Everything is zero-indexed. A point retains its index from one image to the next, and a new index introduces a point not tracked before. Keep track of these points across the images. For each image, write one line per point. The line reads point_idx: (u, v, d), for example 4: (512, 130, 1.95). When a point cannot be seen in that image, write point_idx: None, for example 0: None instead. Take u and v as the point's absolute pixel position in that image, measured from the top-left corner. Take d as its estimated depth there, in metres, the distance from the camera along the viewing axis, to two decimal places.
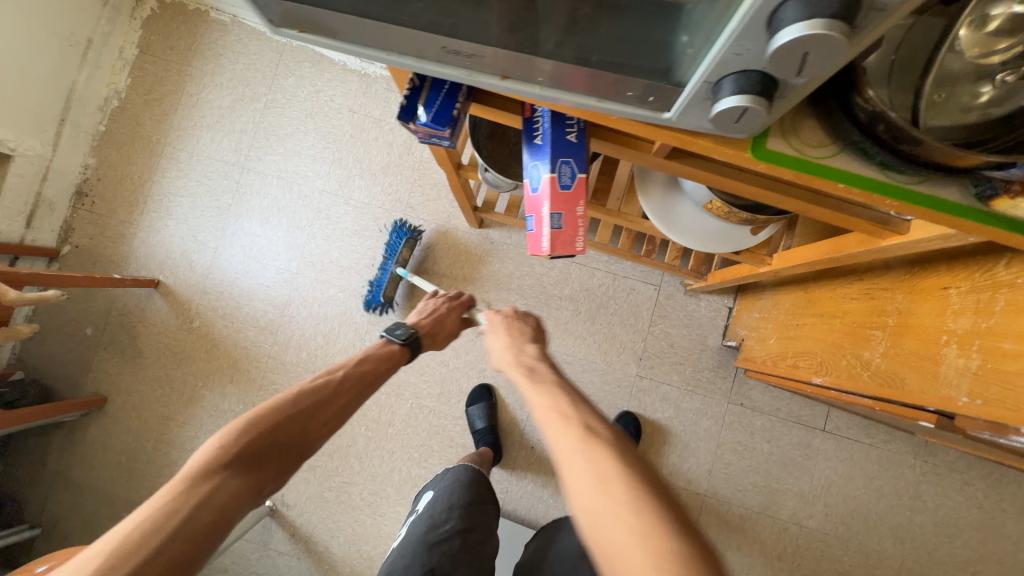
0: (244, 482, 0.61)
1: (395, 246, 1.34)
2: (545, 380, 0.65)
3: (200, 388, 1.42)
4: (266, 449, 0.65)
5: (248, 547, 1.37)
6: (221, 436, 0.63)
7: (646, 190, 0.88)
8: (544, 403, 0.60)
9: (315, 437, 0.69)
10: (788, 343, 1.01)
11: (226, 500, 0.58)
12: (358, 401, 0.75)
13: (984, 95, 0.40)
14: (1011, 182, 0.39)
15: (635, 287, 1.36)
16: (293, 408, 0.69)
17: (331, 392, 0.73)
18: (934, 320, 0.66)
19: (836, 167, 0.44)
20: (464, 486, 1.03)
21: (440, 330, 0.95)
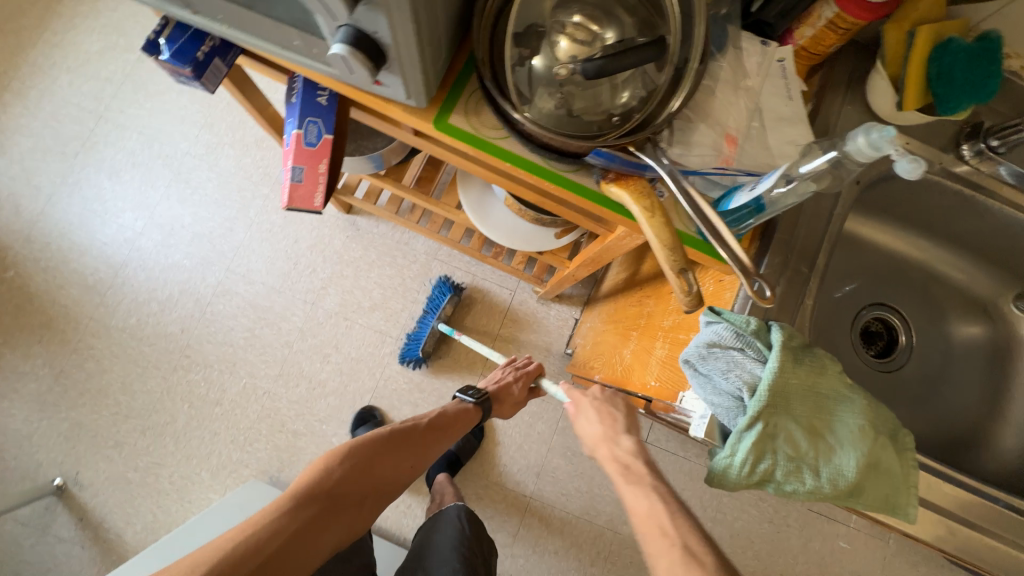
0: (332, 509, 0.77)
1: (438, 302, 1.34)
2: (636, 480, 0.66)
3: (1, 344, 1.27)
4: (358, 474, 0.81)
5: (22, 530, 1.21)
6: (334, 458, 0.80)
7: (465, 184, 0.95)
8: (640, 513, 0.62)
9: (403, 471, 0.88)
10: (595, 346, 1.11)
11: (321, 522, 0.75)
12: (438, 444, 0.93)
13: (623, 98, 0.47)
14: (605, 170, 0.49)
15: (492, 290, 1.41)
16: (385, 442, 0.85)
17: (420, 432, 0.90)
18: (658, 318, 0.76)
19: (505, 148, 0.51)
20: None
21: (506, 404, 1.03)
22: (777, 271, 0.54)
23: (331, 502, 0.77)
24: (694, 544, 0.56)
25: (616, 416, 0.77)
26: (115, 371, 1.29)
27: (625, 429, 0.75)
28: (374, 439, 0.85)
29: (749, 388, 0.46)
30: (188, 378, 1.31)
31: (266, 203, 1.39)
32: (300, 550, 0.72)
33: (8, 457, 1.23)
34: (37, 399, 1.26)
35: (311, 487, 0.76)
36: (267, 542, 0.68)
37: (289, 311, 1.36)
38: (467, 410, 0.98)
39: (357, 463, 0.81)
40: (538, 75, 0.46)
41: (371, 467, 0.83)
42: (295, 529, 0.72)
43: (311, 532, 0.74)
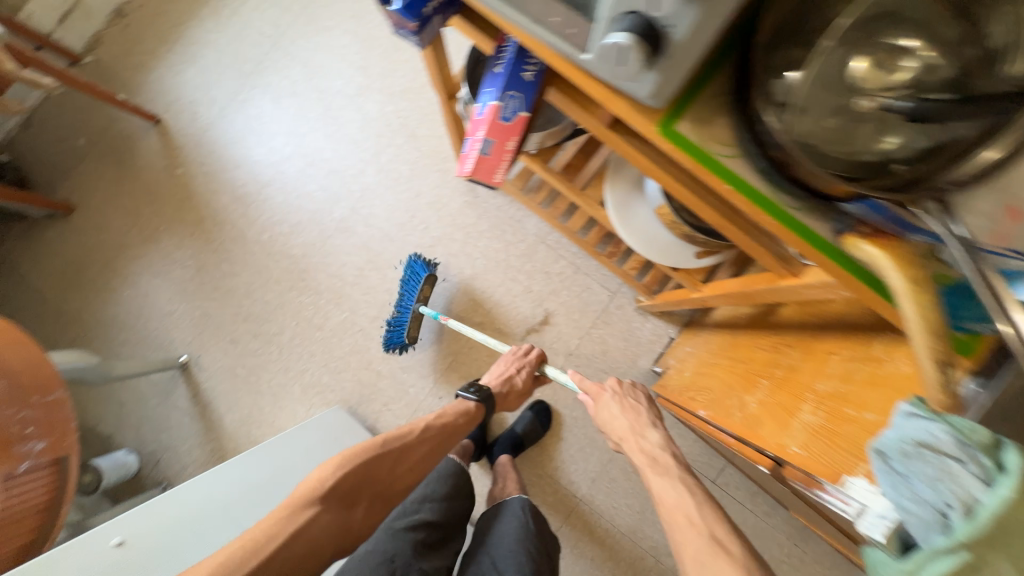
0: (332, 512, 0.83)
1: (414, 283, 1.30)
2: (665, 472, 0.77)
3: (160, 230, 1.46)
4: (356, 480, 0.87)
5: (150, 391, 1.42)
6: (330, 468, 0.85)
7: (614, 181, 0.90)
8: (669, 500, 0.72)
9: (403, 475, 0.94)
10: (698, 377, 1.04)
11: (323, 525, 0.81)
12: (433, 449, 0.98)
13: (887, 143, 0.41)
14: (859, 223, 0.44)
15: (591, 287, 1.38)
16: (380, 449, 0.90)
17: (414, 439, 0.95)
18: (808, 378, 0.68)
19: (731, 169, 0.46)
20: (441, 476, 1.01)
21: (513, 392, 1.10)
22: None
23: (328, 507, 0.83)
24: (718, 530, 0.65)
25: (638, 408, 0.92)
26: (243, 277, 1.44)
27: (651, 424, 0.88)
28: (369, 447, 0.90)
29: (961, 508, 0.39)
30: (300, 298, 1.42)
31: (398, 153, 1.44)
32: (302, 553, 0.78)
33: (151, 328, 1.44)
34: (180, 284, 1.45)
35: (302, 497, 0.82)
36: (267, 542, 0.75)
37: (396, 260, 1.42)
38: (466, 411, 1.04)
39: (354, 472, 0.87)
40: (806, 94, 0.41)
41: (368, 473, 0.88)
42: (297, 531, 0.78)
43: (314, 535, 0.80)
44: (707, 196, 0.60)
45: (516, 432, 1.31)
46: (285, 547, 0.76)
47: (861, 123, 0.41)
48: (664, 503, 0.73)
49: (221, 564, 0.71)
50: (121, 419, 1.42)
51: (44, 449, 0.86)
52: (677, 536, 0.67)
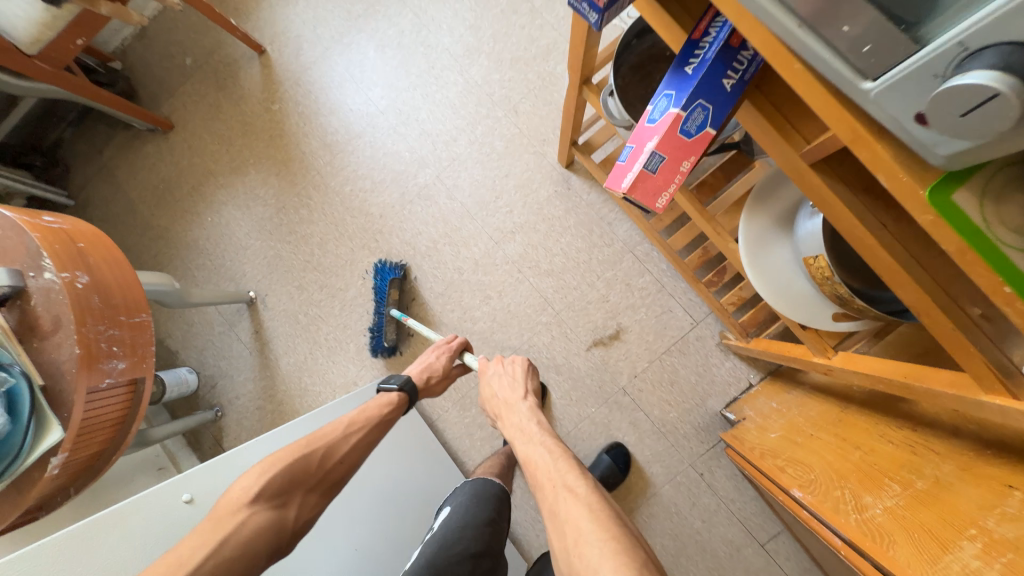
0: (267, 514, 0.79)
1: (382, 287, 1.32)
2: (538, 437, 0.87)
3: (248, 163, 1.46)
4: (285, 485, 0.82)
5: (217, 318, 1.47)
6: (251, 480, 0.80)
7: (754, 212, 0.78)
8: (535, 461, 0.82)
9: (334, 472, 0.88)
10: (788, 445, 0.92)
11: (257, 528, 0.77)
12: (366, 442, 0.94)
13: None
14: None
15: (674, 310, 1.26)
16: (304, 449, 0.86)
17: (339, 435, 0.91)
18: (971, 508, 0.56)
19: (1018, 265, 0.34)
20: (479, 503, 1.02)
21: (435, 378, 1.07)
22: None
23: (259, 513, 0.78)
24: (573, 482, 0.75)
25: (525, 391, 0.98)
26: (319, 227, 1.42)
27: (523, 397, 0.96)
28: (290, 451, 0.85)
29: None
30: (370, 259, 1.40)
31: (494, 126, 1.35)
32: (235, 558, 0.73)
33: (226, 258, 1.46)
34: (258, 221, 1.45)
35: (226, 506, 0.78)
36: (193, 555, 0.70)
37: (471, 240, 1.35)
38: (393, 403, 0.99)
39: (279, 475, 0.82)
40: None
41: (295, 477, 0.83)
42: (225, 537, 0.74)
43: (245, 542, 0.75)
44: (921, 274, 0.47)
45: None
46: (210, 559, 0.71)
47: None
48: (528, 461, 0.83)
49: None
50: (189, 339, 1.48)
51: (124, 369, 0.86)
52: (539, 492, 0.78)
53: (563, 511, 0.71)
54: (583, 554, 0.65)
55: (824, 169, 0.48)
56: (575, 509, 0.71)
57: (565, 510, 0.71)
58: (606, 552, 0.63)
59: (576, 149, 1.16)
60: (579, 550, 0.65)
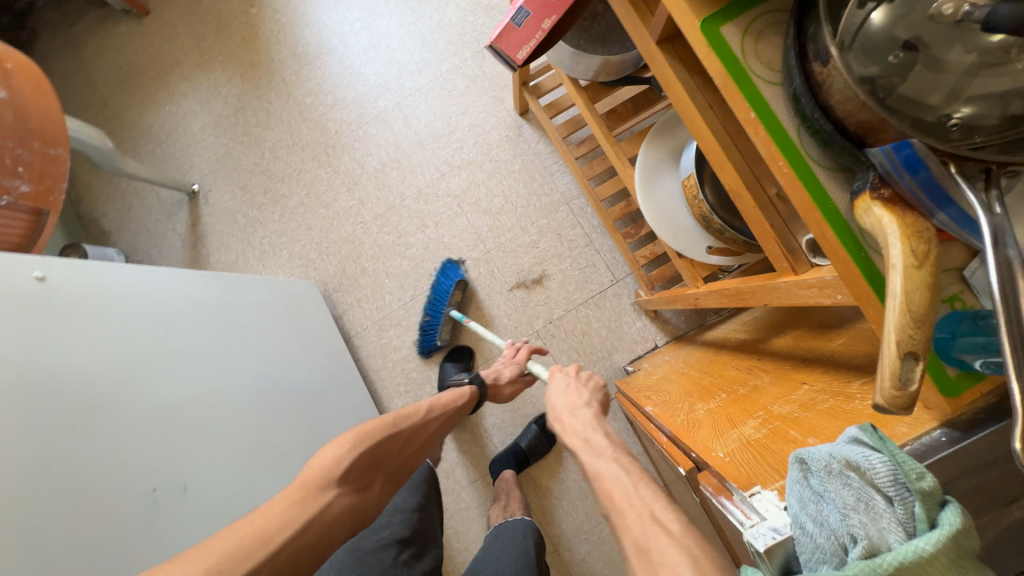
0: (350, 496, 0.73)
1: (443, 288, 1.29)
2: (599, 449, 0.68)
3: (216, 61, 1.48)
4: (371, 461, 0.79)
5: (156, 206, 1.46)
6: (342, 450, 0.76)
7: (654, 141, 0.83)
8: (607, 477, 0.61)
9: (409, 456, 0.87)
10: (662, 382, 0.97)
11: (339, 512, 0.71)
12: (436, 436, 0.93)
13: (957, 112, 0.34)
14: (884, 184, 0.34)
15: (597, 266, 1.31)
16: (392, 429, 0.83)
17: (421, 419, 0.90)
18: (768, 399, 0.61)
19: (763, 94, 0.39)
20: (411, 486, 0.97)
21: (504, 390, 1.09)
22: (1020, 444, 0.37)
23: (344, 494, 0.73)
24: (660, 510, 0.53)
25: (582, 396, 0.82)
26: (274, 133, 1.44)
27: (588, 403, 0.80)
28: (380, 424, 0.83)
29: (866, 547, 0.33)
30: (317, 171, 1.42)
31: (460, 66, 1.39)
32: (313, 541, 0.66)
33: (177, 148, 1.47)
34: (216, 118, 1.47)
35: (313, 479, 0.71)
36: (279, 533, 0.63)
37: (419, 168, 1.39)
38: (467, 395, 1.00)
39: (367, 453, 0.78)
40: (870, 32, 0.35)
41: (379, 455, 0.80)
42: (313, 515, 0.68)
43: (329, 524, 0.69)
44: (731, 151, 0.52)
45: (520, 446, 1.25)
46: (305, 532, 0.66)
47: (949, 46, 0.35)
48: (596, 476, 0.63)
49: (226, 554, 0.58)
50: (125, 222, 1.47)
51: (27, 194, 0.87)
52: (619, 521, 0.55)
53: (658, 550, 0.48)
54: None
55: (669, 49, 0.53)
56: (671, 553, 0.47)
57: (660, 548, 0.48)
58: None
59: (525, 90, 1.19)
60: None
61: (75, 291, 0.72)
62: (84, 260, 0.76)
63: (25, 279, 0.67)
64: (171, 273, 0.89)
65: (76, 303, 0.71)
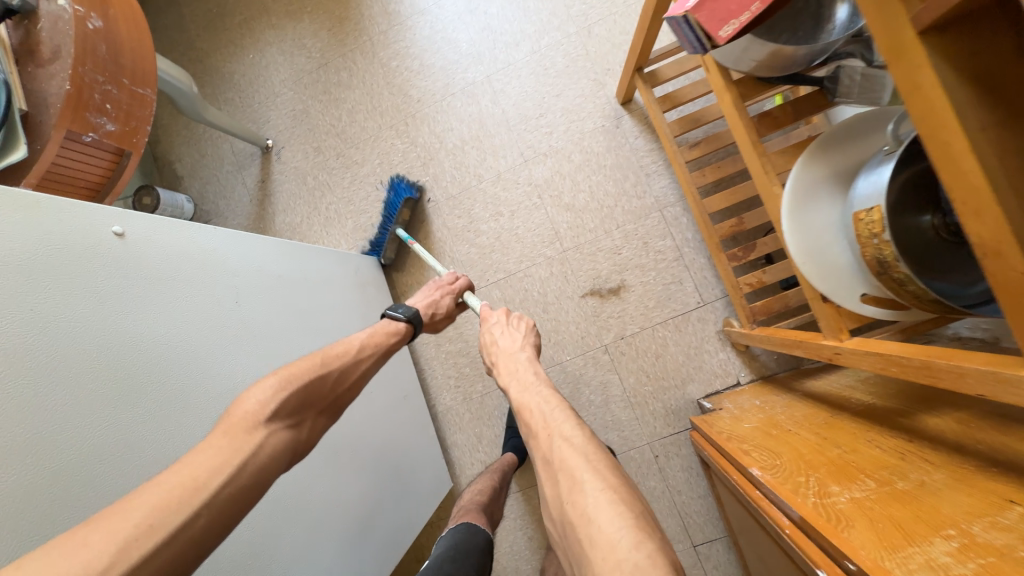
0: (285, 434, 0.64)
1: (394, 206, 1.26)
2: (529, 385, 0.73)
3: (304, 12, 1.40)
4: (303, 404, 0.68)
5: (230, 157, 1.43)
6: (268, 395, 0.64)
7: (813, 158, 0.68)
8: (529, 409, 0.68)
9: (342, 397, 0.77)
10: (761, 434, 0.84)
11: (272, 453, 0.62)
12: (372, 369, 0.82)
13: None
14: None
15: (683, 284, 1.17)
16: (320, 369, 0.72)
17: (353, 359, 0.78)
18: (955, 512, 0.48)
19: None
20: (460, 557, 0.86)
21: (440, 321, 0.96)
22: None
23: (278, 432, 0.64)
24: (566, 428, 0.63)
25: (519, 338, 0.84)
26: (354, 94, 1.36)
27: (523, 344, 0.82)
28: (310, 365, 0.72)
29: None
30: (394, 140, 1.34)
31: (562, 41, 1.25)
32: (249, 488, 0.57)
33: (256, 100, 1.42)
34: (297, 72, 1.40)
35: (236, 423, 0.61)
36: (210, 480, 0.54)
37: (502, 150, 1.28)
38: (401, 331, 0.88)
39: (296, 395, 0.67)
40: None
41: (308, 396, 0.69)
42: (244, 459, 0.58)
43: (263, 469, 0.60)
44: (1005, 194, 0.38)
45: None
46: (238, 478, 0.56)
47: None
48: (522, 408, 0.69)
49: (158, 508, 0.49)
50: (198, 169, 1.44)
51: (112, 133, 0.83)
52: (533, 443, 0.64)
53: (571, 466, 0.57)
54: (580, 495, 0.54)
55: (937, 44, 0.39)
56: (589, 474, 0.56)
57: (575, 469, 0.57)
58: (603, 501, 0.53)
59: (639, 77, 1.05)
60: (575, 497, 0.54)
61: (154, 247, 0.67)
62: (168, 218, 0.70)
63: (103, 233, 0.61)
64: (250, 239, 0.83)
65: (152, 262, 0.66)
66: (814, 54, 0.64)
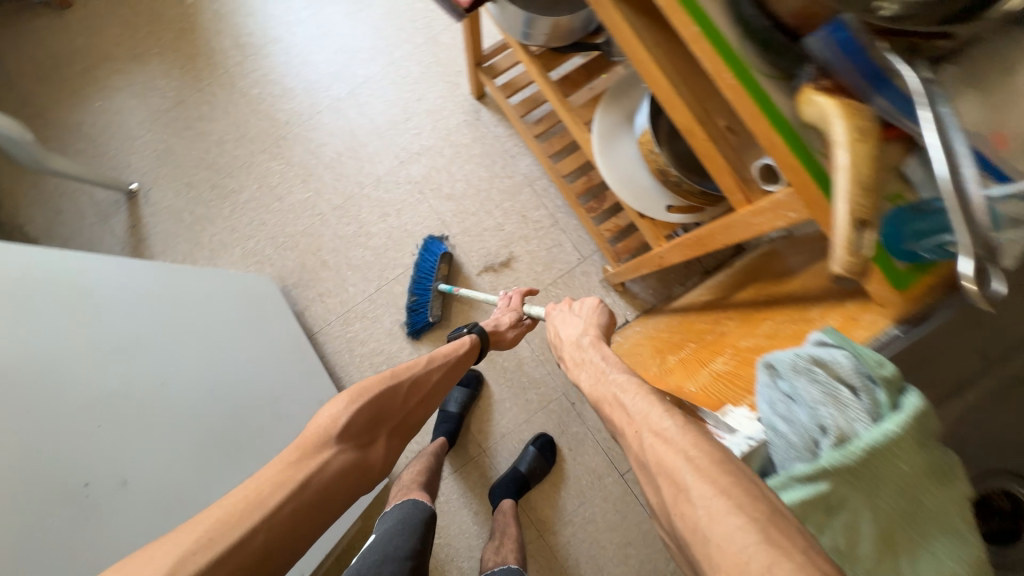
0: (352, 454, 0.64)
1: (428, 264, 1.27)
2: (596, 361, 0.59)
3: (152, 54, 1.39)
4: (373, 419, 0.68)
5: (91, 208, 1.35)
6: (347, 404, 0.65)
7: (608, 106, 0.84)
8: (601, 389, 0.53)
9: (416, 410, 0.75)
10: (636, 346, 0.98)
11: (337, 472, 0.61)
12: (443, 388, 0.80)
13: (885, 10, 0.32)
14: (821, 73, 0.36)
15: (563, 245, 1.31)
16: (391, 380, 0.72)
17: (423, 369, 0.77)
18: (734, 338, 0.62)
19: (705, 8, 0.39)
20: (409, 534, 0.88)
21: (506, 341, 0.96)
22: (944, 330, 0.45)
23: (344, 452, 0.63)
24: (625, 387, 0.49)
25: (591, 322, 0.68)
26: (219, 125, 1.37)
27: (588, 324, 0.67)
28: (384, 378, 0.72)
29: (837, 436, 0.33)
30: (269, 164, 1.36)
31: (414, 52, 1.37)
32: (316, 501, 0.58)
33: (111, 147, 1.37)
34: (154, 114, 1.38)
35: (309, 438, 0.62)
36: (272, 494, 0.55)
37: (378, 157, 1.35)
38: (467, 344, 0.87)
39: (368, 406, 0.67)
40: None
41: (382, 412, 0.69)
42: (309, 475, 0.59)
43: (328, 486, 0.60)
44: (681, 87, 0.52)
45: (519, 470, 1.19)
46: (296, 499, 0.57)
47: None
48: (596, 398, 0.53)
49: (219, 521, 0.52)
50: (54, 227, 1.34)
51: None
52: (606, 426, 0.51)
53: (669, 463, 0.37)
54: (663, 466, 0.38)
55: None
56: (691, 473, 0.36)
57: (673, 466, 0.37)
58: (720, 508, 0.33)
59: (480, 71, 1.19)
60: (682, 508, 0.35)
61: None
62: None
63: None
64: (106, 260, 0.83)
65: None
66: (587, 21, 0.80)
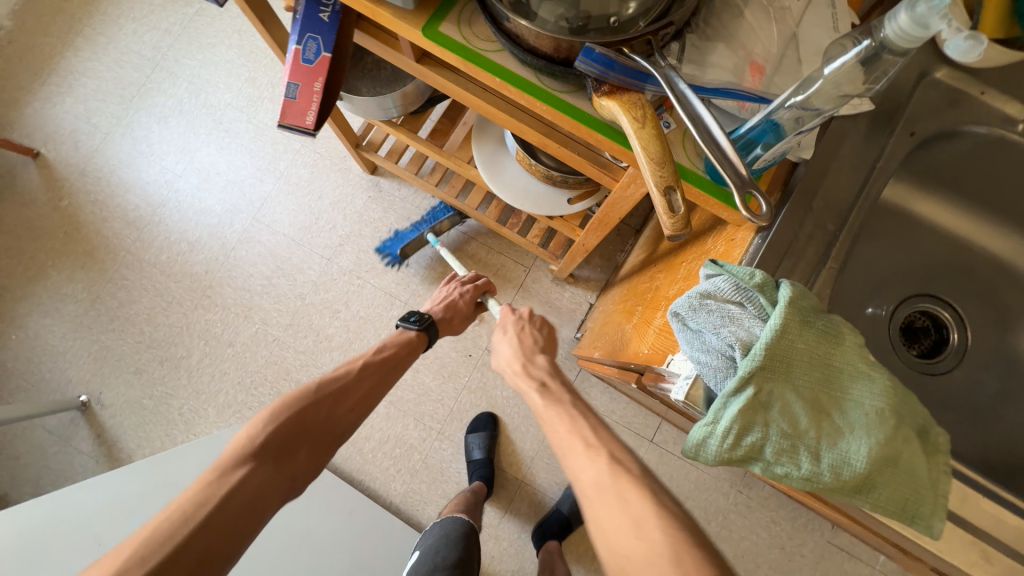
0: (267, 470, 0.64)
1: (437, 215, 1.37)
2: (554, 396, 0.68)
3: (48, 266, 1.38)
4: (292, 437, 0.69)
5: (48, 438, 1.30)
6: (266, 425, 0.67)
7: (480, 139, 0.91)
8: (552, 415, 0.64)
9: (346, 417, 0.76)
10: (605, 326, 1.05)
11: (256, 485, 0.62)
12: (376, 391, 0.81)
13: (629, 9, 0.44)
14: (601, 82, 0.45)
15: (506, 265, 1.37)
16: (307, 395, 0.73)
17: (350, 375, 0.79)
18: (664, 288, 0.70)
19: (498, 62, 0.49)
20: (452, 543, 0.99)
21: (456, 316, 0.98)
22: (793, 219, 0.55)
23: (261, 468, 0.64)
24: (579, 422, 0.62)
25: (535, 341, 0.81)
26: (143, 303, 1.36)
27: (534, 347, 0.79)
28: (307, 392, 0.73)
29: (741, 346, 0.43)
30: (206, 317, 1.36)
31: (296, 157, 1.42)
32: (241, 509, 0.59)
33: (44, 371, 1.34)
34: (73, 320, 1.36)
35: (225, 459, 0.63)
36: (197, 512, 0.56)
37: (306, 263, 1.38)
38: (411, 336, 0.91)
39: (286, 423, 0.69)
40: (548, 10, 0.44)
41: (304, 427, 0.71)
42: (224, 494, 0.59)
43: (246, 499, 0.60)
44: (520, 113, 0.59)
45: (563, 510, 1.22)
46: (212, 519, 0.56)
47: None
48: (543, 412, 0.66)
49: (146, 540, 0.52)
50: (15, 475, 1.28)
51: None
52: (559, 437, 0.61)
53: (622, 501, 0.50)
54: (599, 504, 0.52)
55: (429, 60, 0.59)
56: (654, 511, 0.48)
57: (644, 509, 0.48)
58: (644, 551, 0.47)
59: (362, 150, 1.24)
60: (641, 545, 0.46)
61: None
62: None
63: None
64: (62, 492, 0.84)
65: None
66: None
